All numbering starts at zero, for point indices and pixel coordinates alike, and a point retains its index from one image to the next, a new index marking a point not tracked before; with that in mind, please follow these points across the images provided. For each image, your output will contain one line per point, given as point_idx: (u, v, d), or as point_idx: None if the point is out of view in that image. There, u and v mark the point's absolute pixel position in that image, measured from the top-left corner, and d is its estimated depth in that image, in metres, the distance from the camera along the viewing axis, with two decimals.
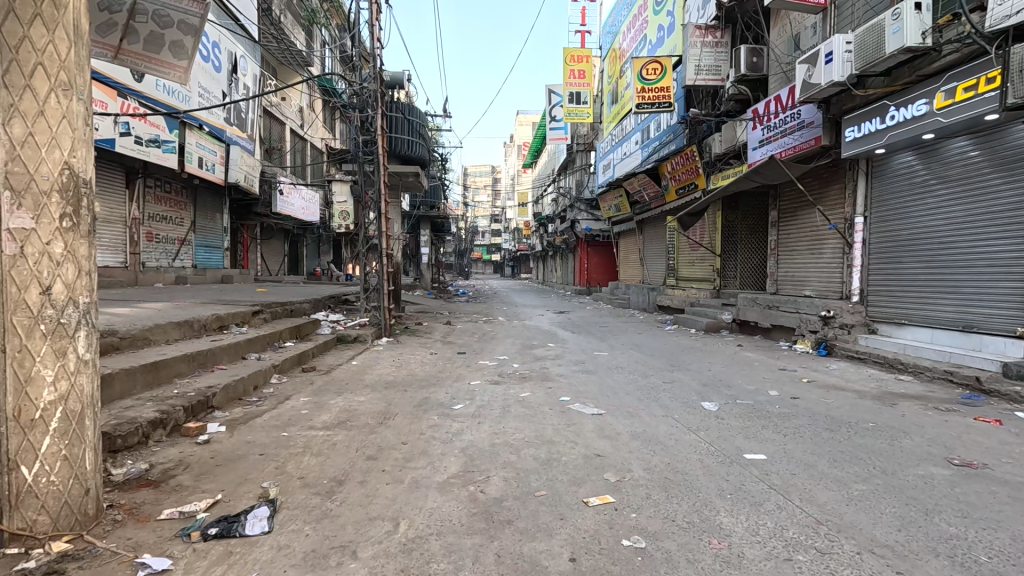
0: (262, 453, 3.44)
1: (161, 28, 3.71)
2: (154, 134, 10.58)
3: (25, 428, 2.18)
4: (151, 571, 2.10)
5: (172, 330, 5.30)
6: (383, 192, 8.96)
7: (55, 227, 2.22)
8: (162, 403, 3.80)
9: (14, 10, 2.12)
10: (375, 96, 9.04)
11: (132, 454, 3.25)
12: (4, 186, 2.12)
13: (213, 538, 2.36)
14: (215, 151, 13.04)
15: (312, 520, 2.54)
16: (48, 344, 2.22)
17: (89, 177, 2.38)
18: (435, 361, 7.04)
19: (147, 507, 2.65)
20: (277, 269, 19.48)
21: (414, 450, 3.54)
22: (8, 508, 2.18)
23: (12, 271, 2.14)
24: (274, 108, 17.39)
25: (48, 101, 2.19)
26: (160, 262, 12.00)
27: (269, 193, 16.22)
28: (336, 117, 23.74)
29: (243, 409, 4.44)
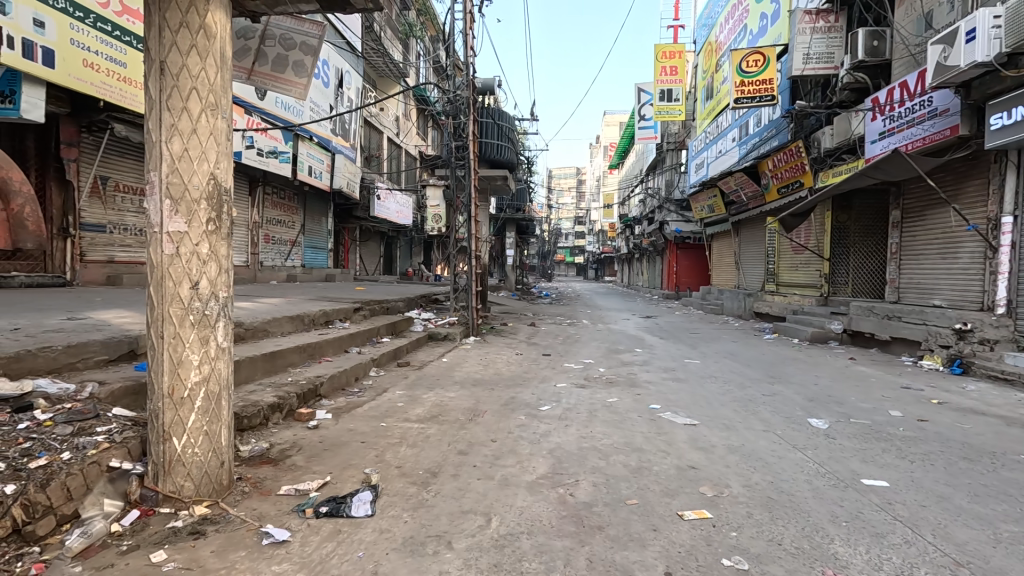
0: (364, 440, 3.69)
1: (287, 49, 4.01)
2: (273, 146, 11.74)
3: (176, 404, 2.52)
4: (273, 541, 2.33)
5: (287, 324, 5.84)
6: (474, 196, 9.22)
7: (202, 229, 2.54)
8: (279, 389, 4.21)
9: (175, 43, 2.45)
10: (467, 103, 9.32)
11: (255, 433, 3.64)
12: (165, 195, 2.46)
13: (324, 516, 2.58)
14: (323, 160, 14.18)
15: (409, 508, 2.68)
16: (195, 332, 2.54)
17: (228, 185, 2.70)
18: (521, 361, 7.13)
19: (269, 482, 2.95)
20: (374, 269, 20.77)
21: (504, 448, 3.62)
22: (164, 472, 2.54)
23: (170, 268, 2.48)
24: (374, 118, 18.58)
25: (200, 120, 2.51)
26: (276, 261, 13.31)
27: (368, 198, 17.38)
28: (428, 124, 24.82)
29: (346, 399, 4.80)
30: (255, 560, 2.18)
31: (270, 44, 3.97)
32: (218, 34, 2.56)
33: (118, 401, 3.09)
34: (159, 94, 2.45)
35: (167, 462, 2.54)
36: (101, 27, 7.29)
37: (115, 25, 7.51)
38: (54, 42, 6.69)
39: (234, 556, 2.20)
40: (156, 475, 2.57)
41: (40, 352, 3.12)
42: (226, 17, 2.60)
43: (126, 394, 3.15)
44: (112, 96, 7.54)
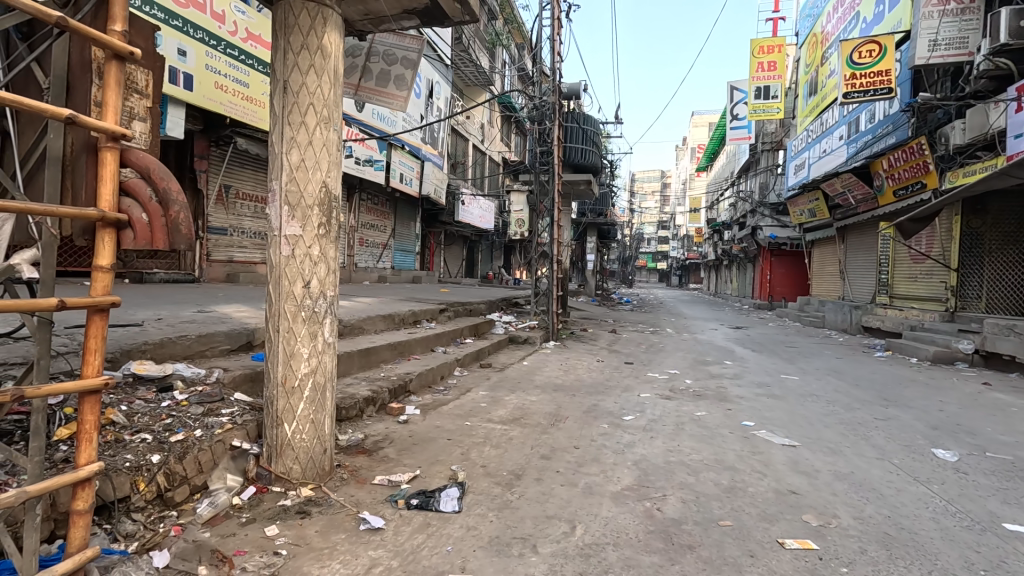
0: (449, 438, 3.81)
1: (389, 64, 4.22)
2: (368, 155, 12.53)
3: (288, 393, 2.76)
4: (370, 527, 2.47)
5: (380, 322, 6.19)
6: (556, 201, 9.24)
7: (315, 232, 2.76)
8: (373, 384, 4.47)
9: (297, 63, 2.69)
10: (552, 108, 9.36)
11: (351, 424, 3.89)
12: (284, 201, 2.70)
13: (414, 508, 2.69)
14: (413, 167, 14.91)
15: (494, 508, 2.72)
16: (306, 327, 2.76)
17: (338, 192, 2.92)
18: (602, 368, 7.01)
19: (364, 471, 3.13)
20: (457, 272, 21.44)
21: (587, 455, 3.58)
22: (277, 454, 2.79)
23: (287, 268, 2.72)
24: (460, 126, 19.22)
25: (315, 132, 2.74)
26: (368, 263, 14.19)
27: (453, 204, 17.99)
28: (512, 131, 25.19)
29: (432, 396, 4.99)
30: (354, 544, 2.32)
31: (375, 61, 4.23)
32: (333, 54, 2.78)
33: (237, 387, 3.43)
34: (282, 110, 2.71)
35: (279, 445, 2.78)
36: (229, 53, 8.21)
37: (240, 50, 8.40)
38: (193, 68, 7.62)
39: (336, 537, 2.37)
40: (270, 456, 2.82)
41: (177, 340, 3.54)
42: (340, 37, 2.81)
43: (244, 381, 3.49)
44: (236, 113, 8.45)
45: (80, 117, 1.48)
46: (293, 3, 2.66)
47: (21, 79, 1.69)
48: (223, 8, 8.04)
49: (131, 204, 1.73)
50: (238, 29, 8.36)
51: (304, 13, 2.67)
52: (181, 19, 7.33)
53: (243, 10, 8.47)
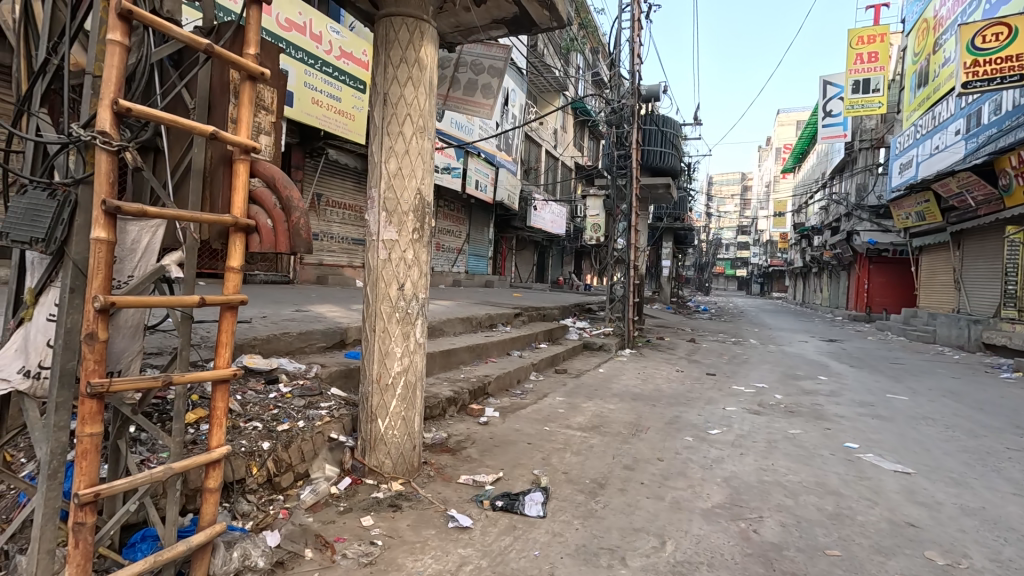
0: (529, 442, 3.82)
1: (477, 73, 4.31)
2: (446, 163, 12.98)
3: (382, 390, 2.89)
4: (458, 525, 2.53)
5: (459, 325, 6.35)
6: (634, 205, 9.03)
7: (409, 237, 2.88)
8: (454, 385, 4.58)
9: (395, 76, 2.82)
10: (631, 111, 9.19)
11: (435, 423, 4.01)
12: (382, 208, 2.84)
13: (500, 510, 2.72)
14: (488, 174, 15.22)
15: (580, 515, 2.69)
16: (399, 328, 2.88)
17: (430, 198, 3.03)
18: (683, 379, 6.74)
19: (449, 469, 3.21)
20: (528, 277, 21.59)
21: (672, 468, 3.45)
22: (371, 448, 2.93)
23: (383, 271, 2.86)
24: (534, 133, 19.38)
25: (412, 142, 2.86)
26: (444, 267, 14.65)
27: (525, 209, 18.18)
28: (585, 135, 25.00)
29: (510, 399, 5.05)
30: (444, 540, 2.39)
31: (463, 71, 4.35)
32: (428, 65, 2.90)
33: (334, 381, 3.65)
34: (382, 121, 2.85)
35: (373, 439, 2.92)
36: (325, 71, 8.83)
37: (334, 67, 9.00)
38: (293, 85, 8.27)
39: (426, 533, 2.44)
40: (364, 449, 2.97)
41: (281, 335, 3.82)
42: (435, 50, 2.93)
43: (339, 376, 3.70)
44: (330, 126, 9.07)
45: (221, 133, 1.65)
46: (394, 20, 2.80)
47: (172, 101, 1.91)
48: (320, 29, 8.65)
49: (259, 211, 1.89)
50: (333, 47, 8.96)
51: (403, 28, 2.80)
52: (285, 42, 7.99)
53: (338, 30, 9.08)
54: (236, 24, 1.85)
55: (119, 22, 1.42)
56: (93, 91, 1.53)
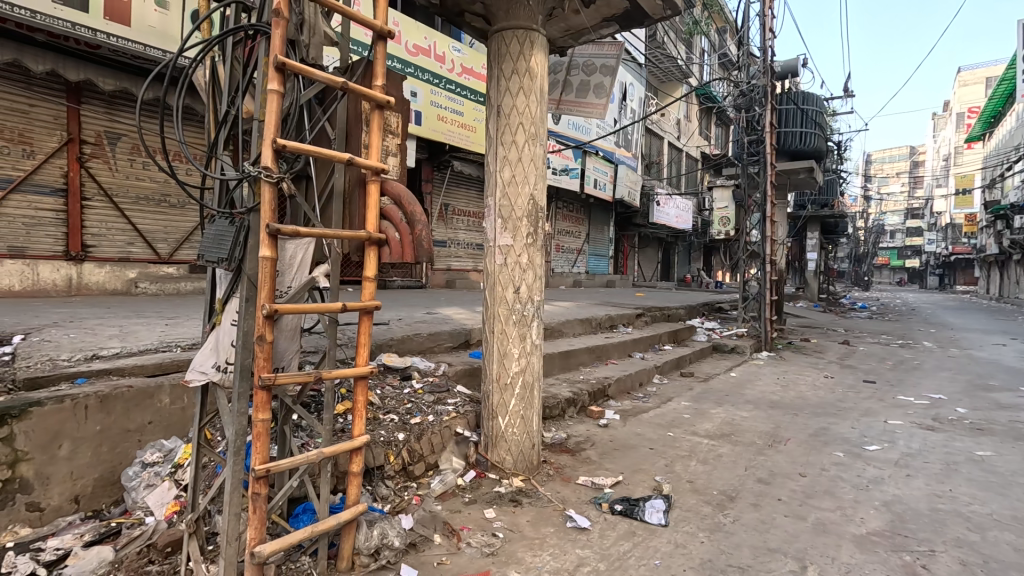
0: (651, 447, 3.70)
1: (589, 74, 4.25)
2: (564, 165, 13.08)
3: (502, 388, 3.02)
4: (576, 525, 2.55)
5: (578, 326, 6.34)
6: (769, 194, 8.24)
7: (524, 242, 2.97)
8: (574, 386, 4.59)
9: (507, 88, 2.94)
10: (763, 91, 8.36)
11: (555, 423, 4.06)
12: (498, 215, 2.97)
13: (619, 514, 2.68)
14: (607, 172, 14.99)
15: (706, 528, 2.54)
16: (516, 329, 2.98)
17: (543, 203, 3.09)
18: (833, 386, 5.98)
19: (569, 469, 3.25)
20: (652, 276, 20.81)
21: (817, 486, 3.10)
22: (493, 444, 3.07)
23: (500, 275, 2.98)
24: (654, 125, 18.63)
25: (524, 149, 2.95)
26: (564, 268, 14.77)
27: (647, 205, 17.52)
28: (713, 122, 23.37)
29: (632, 402, 4.92)
30: (562, 539, 2.42)
31: (575, 73, 4.33)
32: (539, 74, 2.97)
33: (459, 379, 3.89)
34: (496, 132, 2.99)
35: (494, 436, 3.06)
36: (449, 88, 9.41)
37: (457, 83, 9.55)
38: (421, 105, 8.96)
39: (545, 530, 2.50)
40: (487, 445, 3.13)
41: (414, 336, 4.17)
42: (545, 57, 2.99)
43: (464, 374, 3.94)
44: (454, 140, 9.63)
45: (355, 159, 1.87)
46: (505, 34, 2.92)
47: (318, 134, 2.20)
48: (443, 50, 9.29)
49: (389, 226, 2.10)
50: (455, 65, 9.53)
51: (514, 40, 2.90)
52: (413, 66, 8.72)
53: (459, 49, 9.64)
54: (365, 60, 2.08)
55: (276, 74, 1.69)
56: (260, 133, 1.84)
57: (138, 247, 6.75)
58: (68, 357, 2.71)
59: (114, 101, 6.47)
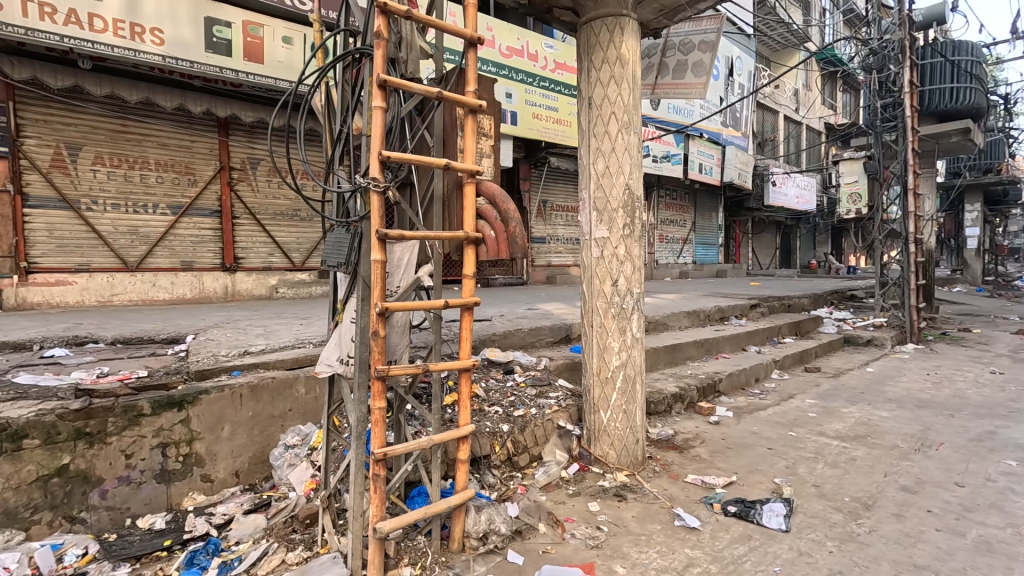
0: (770, 447, 3.43)
1: (686, 53, 4.01)
2: (666, 151, 12.51)
3: (603, 382, 2.99)
4: (685, 525, 2.45)
5: (684, 318, 6.05)
6: (910, 163, 7.20)
7: (621, 233, 2.91)
8: (681, 381, 4.40)
9: (599, 78, 2.90)
10: (900, 46, 7.31)
11: (661, 418, 3.92)
12: (593, 207, 2.95)
13: (733, 516, 2.53)
14: (713, 155, 14.08)
15: (836, 537, 2.31)
16: (616, 323, 2.93)
17: (640, 192, 3.00)
18: (1003, 384, 5.07)
19: (677, 467, 3.13)
20: (769, 263, 19.16)
21: (979, 498, 2.66)
22: (596, 437, 3.06)
23: (598, 268, 2.95)
24: (767, 99, 17.12)
25: (617, 139, 2.89)
26: (669, 259, 14.16)
27: (762, 187, 16.15)
28: (839, 88, 20.86)
29: (747, 399, 4.59)
30: (670, 537, 2.35)
31: (671, 54, 4.09)
32: (631, 60, 2.89)
33: (561, 373, 3.92)
34: (589, 125, 2.97)
35: (597, 430, 3.05)
36: (543, 85, 9.48)
37: (550, 80, 9.58)
38: (516, 105, 9.12)
39: (652, 527, 2.44)
40: (589, 439, 3.12)
41: (515, 331, 4.28)
42: (636, 43, 2.90)
43: (566, 368, 3.96)
44: (550, 136, 9.66)
45: (452, 163, 1.98)
46: (594, 25, 2.88)
47: (419, 143, 2.35)
48: (536, 48, 9.37)
49: (485, 225, 2.19)
50: (548, 62, 9.57)
51: (603, 29, 2.86)
52: (507, 68, 8.93)
53: (552, 45, 9.66)
54: (458, 69, 2.17)
55: (379, 91, 1.84)
56: (367, 148, 2.01)
57: (277, 257, 7.70)
58: (226, 353, 3.20)
59: (254, 130, 7.42)
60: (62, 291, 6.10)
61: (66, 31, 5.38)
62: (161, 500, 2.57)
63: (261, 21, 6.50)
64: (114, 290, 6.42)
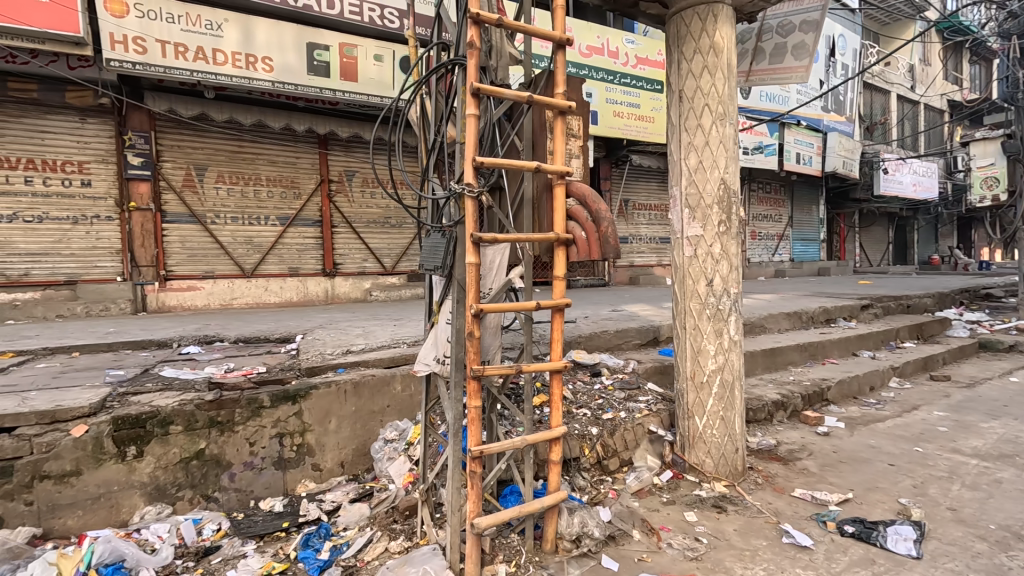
0: (892, 463, 3.09)
1: (785, 36, 3.72)
2: (758, 142, 11.75)
3: (698, 387, 2.86)
4: (795, 543, 2.27)
5: (784, 320, 5.63)
6: None
7: (716, 231, 2.76)
8: (782, 387, 4.09)
9: (690, 70, 2.78)
10: None
11: (761, 427, 3.67)
12: (685, 205, 2.84)
13: (850, 537, 2.31)
14: (812, 144, 13.01)
15: (981, 570, 2.03)
16: (711, 325, 2.79)
17: (737, 187, 2.83)
18: None
19: (782, 480, 2.91)
20: (881, 259, 17.31)
21: None
22: (691, 445, 2.93)
23: (691, 267, 2.84)
24: (875, 79, 15.51)
25: (712, 131, 2.75)
26: (762, 257, 13.27)
27: (871, 175, 14.65)
28: (967, 59, 18.38)
29: (860, 409, 4.17)
30: (778, 555, 2.19)
31: (768, 37, 3.81)
32: (725, 48, 2.74)
33: (650, 377, 3.80)
34: (680, 119, 2.86)
35: (691, 436, 2.92)
36: (624, 82, 9.27)
37: (632, 75, 9.35)
38: (597, 104, 9.01)
39: (757, 542, 2.29)
40: (683, 445, 2.99)
41: (601, 333, 4.22)
42: (731, 29, 2.75)
43: (655, 372, 3.83)
44: (633, 134, 9.42)
45: (543, 166, 1.99)
46: (685, 15, 2.77)
47: (509, 149, 2.39)
48: (617, 45, 9.19)
49: (575, 225, 2.17)
50: (629, 58, 9.35)
51: (695, 19, 2.74)
52: (587, 67, 8.87)
53: (634, 40, 9.41)
54: (547, 72, 2.18)
55: (472, 99, 1.90)
56: (461, 154, 2.09)
57: (370, 262, 8.18)
58: (332, 352, 3.44)
59: (349, 144, 7.95)
60: (193, 295, 6.92)
61: (196, 66, 6.10)
62: (279, 485, 2.82)
63: (356, 42, 6.96)
64: (234, 294, 7.17)
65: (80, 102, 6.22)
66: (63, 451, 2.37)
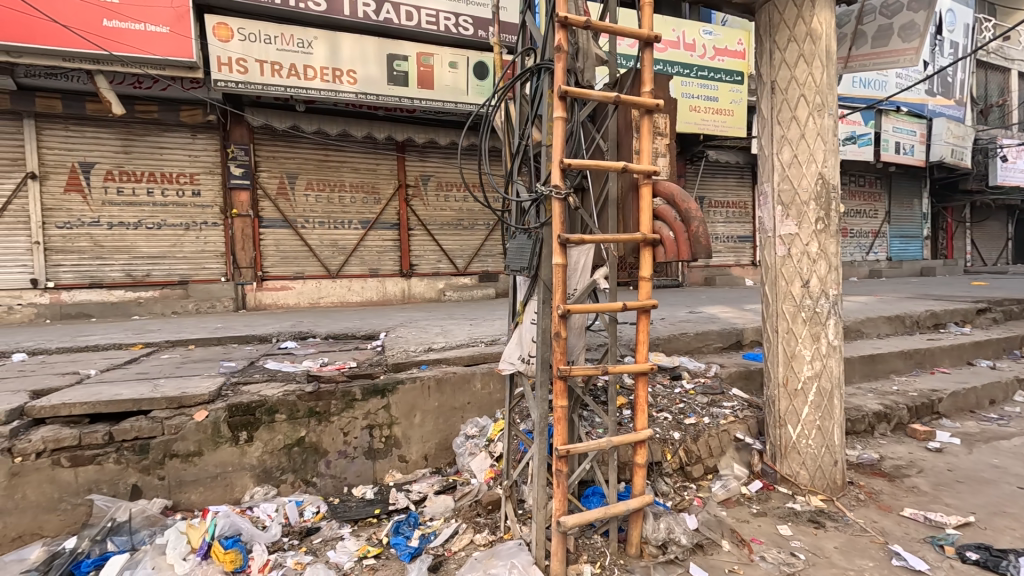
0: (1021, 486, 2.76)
1: (891, 16, 3.43)
2: (850, 131, 10.88)
3: (791, 394, 2.71)
4: (908, 566, 2.10)
5: (884, 324, 5.17)
6: None
7: (812, 229, 2.60)
8: (885, 398, 3.77)
9: (784, 60, 2.64)
10: None
11: (861, 440, 3.40)
12: (778, 202, 2.70)
13: (973, 564, 2.10)
14: (914, 131, 11.86)
15: None
16: (807, 329, 2.63)
17: (836, 181, 2.65)
18: None
19: (887, 497, 2.69)
20: (997, 258, 15.42)
21: None
22: (782, 454, 2.78)
23: (783, 267, 2.70)
24: (991, 56, 13.87)
25: (808, 123, 2.59)
26: (854, 256, 12.28)
27: (985, 164, 13.11)
28: None
29: (979, 425, 3.75)
30: None
31: (870, 19, 3.52)
32: (823, 34, 2.57)
33: (734, 382, 3.63)
34: (772, 112, 2.72)
35: (783, 446, 2.77)
36: (701, 75, 8.92)
37: (710, 68, 8.97)
38: None
39: (862, 563, 2.14)
40: (774, 455, 2.85)
41: (681, 336, 4.09)
42: (830, 13, 2.58)
43: (739, 377, 3.65)
44: (709, 128, 9.05)
45: (630, 166, 1.98)
46: (778, 2, 2.64)
47: (593, 149, 2.39)
48: (694, 37, 8.86)
49: (662, 225, 2.13)
50: (707, 49, 8.97)
51: (789, 6, 2.60)
52: (661, 62, 8.64)
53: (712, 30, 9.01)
54: (633, 71, 2.16)
55: (559, 102, 1.91)
56: (546, 157, 2.11)
57: (444, 263, 8.44)
58: (415, 349, 3.59)
59: (425, 150, 8.24)
60: (285, 294, 7.48)
61: (289, 82, 6.60)
62: (369, 474, 3.00)
63: (432, 51, 7.20)
64: (320, 294, 7.67)
65: (191, 120, 6.86)
66: (188, 433, 2.66)
